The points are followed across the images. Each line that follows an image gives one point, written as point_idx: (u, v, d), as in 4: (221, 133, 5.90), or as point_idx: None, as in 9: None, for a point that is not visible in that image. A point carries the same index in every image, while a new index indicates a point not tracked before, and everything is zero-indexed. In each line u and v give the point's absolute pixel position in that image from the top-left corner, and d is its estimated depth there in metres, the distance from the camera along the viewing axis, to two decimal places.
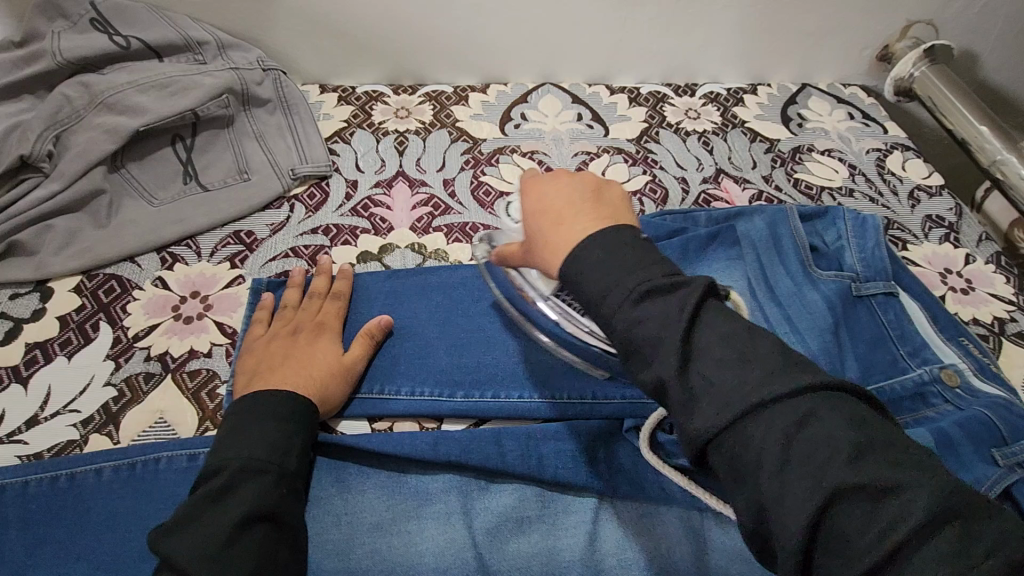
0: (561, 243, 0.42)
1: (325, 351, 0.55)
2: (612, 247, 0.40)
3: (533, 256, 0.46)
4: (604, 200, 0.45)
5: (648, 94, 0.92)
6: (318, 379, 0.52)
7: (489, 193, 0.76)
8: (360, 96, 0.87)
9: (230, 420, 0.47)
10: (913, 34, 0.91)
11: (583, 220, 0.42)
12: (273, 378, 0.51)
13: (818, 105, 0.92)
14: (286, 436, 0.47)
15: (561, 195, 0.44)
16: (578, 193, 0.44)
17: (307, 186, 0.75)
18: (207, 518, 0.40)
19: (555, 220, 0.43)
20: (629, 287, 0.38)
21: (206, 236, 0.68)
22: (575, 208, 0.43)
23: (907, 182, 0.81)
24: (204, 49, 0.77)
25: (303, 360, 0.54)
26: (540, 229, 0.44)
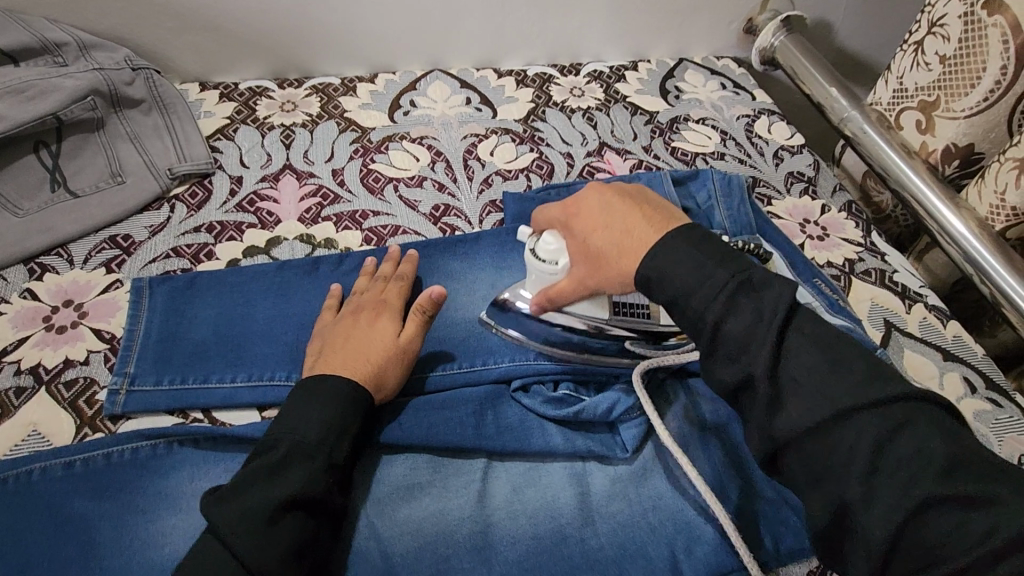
0: (637, 245, 0.45)
1: (382, 333, 0.55)
2: (682, 250, 0.43)
3: (601, 273, 0.48)
4: (653, 204, 0.49)
5: (534, 76, 0.95)
6: (359, 360, 0.52)
7: (379, 180, 0.77)
8: (243, 92, 0.86)
9: (296, 400, 0.48)
10: (772, 7, 0.99)
11: (654, 221, 0.45)
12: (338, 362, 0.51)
13: (693, 77, 0.98)
14: (337, 419, 0.47)
15: (602, 206, 0.48)
16: (624, 200, 0.48)
17: (189, 185, 0.74)
18: (255, 490, 0.42)
19: (621, 230, 0.46)
20: (721, 282, 0.41)
21: (79, 244, 0.66)
22: (635, 213, 0.46)
23: (772, 144, 0.88)
24: (63, 51, 0.73)
25: (360, 343, 0.53)
26: (610, 250, 0.47)
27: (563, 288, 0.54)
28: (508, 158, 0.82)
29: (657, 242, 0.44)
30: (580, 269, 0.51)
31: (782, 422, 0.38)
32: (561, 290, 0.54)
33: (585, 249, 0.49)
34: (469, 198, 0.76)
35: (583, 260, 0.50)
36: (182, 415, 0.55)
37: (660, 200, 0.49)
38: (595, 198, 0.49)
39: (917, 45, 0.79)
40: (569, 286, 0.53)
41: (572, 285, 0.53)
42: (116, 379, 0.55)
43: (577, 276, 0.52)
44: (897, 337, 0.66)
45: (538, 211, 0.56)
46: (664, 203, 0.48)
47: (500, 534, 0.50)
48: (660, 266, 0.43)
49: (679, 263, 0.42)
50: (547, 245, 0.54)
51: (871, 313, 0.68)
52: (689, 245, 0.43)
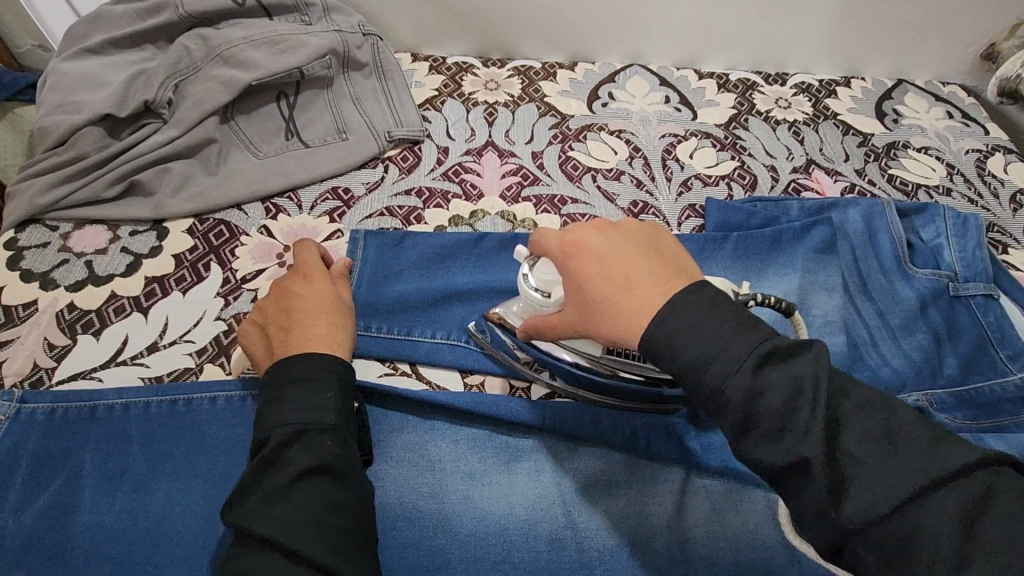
0: (638, 306, 0.38)
1: (319, 300, 0.53)
2: (690, 308, 0.37)
3: (599, 330, 0.42)
4: (666, 253, 0.42)
5: (737, 81, 0.91)
6: (317, 323, 0.51)
7: (577, 168, 0.76)
8: (450, 66, 0.88)
9: (272, 390, 0.45)
10: None
11: (657, 276, 0.39)
12: (301, 334, 0.50)
13: (914, 101, 0.90)
14: (313, 390, 0.45)
15: (602, 255, 0.41)
16: (632, 246, 0.41)
17: (401, 149, 0.77)
18: (263, 483, 0.40)
19: (623, 283, 0.39)
20: (739, 353, 0.35)
21: (306, 190, 0.71)
22: (642, 266, 0.40)
23: (1009, 186, 0.78)
24: (310, 10, 0.79)
25: (303, 312, 0.52)
26: (605, 295, 0.40)
27: (553, 325, 0.48)
28: (708, 163, 0.78)
29: (663, 306, 0.37)
30: (574, 313, 0.44)
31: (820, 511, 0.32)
32: (552, 327, 0.48)
33: (579, 294, 0.42)
34: (667, 199, 0.74)
35: (577, 305, 0.43)
36: (391, 366, 0.59)
37: (676, 248, 0.43)
38: (601, 242, 0.42)
39: None
40: (564, 325, 0.46)
41: (565, 324, 0.46)
42: None
43: (570, 319, 0.45)
44: None
45: (535, 236, 0.46)
46: (676, 254, 0.42)
47: (701, 552, 0.47)
48: (669, 334, 0.36)
49: (697, 324, 0.36)
50: (545, 271, 0.49)
51: None
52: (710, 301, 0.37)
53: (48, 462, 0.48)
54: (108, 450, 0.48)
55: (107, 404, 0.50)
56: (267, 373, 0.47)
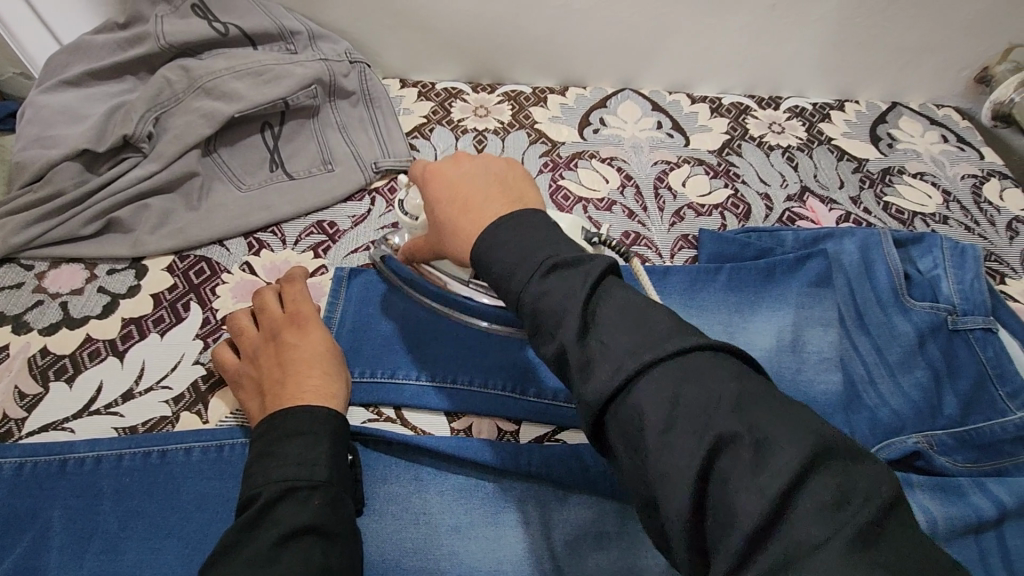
0: (471, 226, 0.42)
1: (311, 348, 0.52)
2: (507, 229, 0.39)
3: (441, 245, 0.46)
4: (507, 178, 0.45)
5: (730, 106, 0.90)
6: (310, 377, 0.50)
7: (568, 198, 0.75)
8: (439, 93, 0.87)
9: (260, 442, 0.44)
10: (1017, 57, 0.88)
11: (494, 202, 0.42)
12: (295, 387, 0.49)
13: (909, 125, 0.89)
14: (308, 446, 0.44)
15: (452, 182, 0.45)
16: (483, 175, 0.45)
17: (389, 180, 0.75)
18: (254, 538, 0.38)
19: (463, 205, 0.43)
20: (530, 267, 0.37)
21: (290, 224, 0.69)
22: (480, 191, 0.43)
23: (1005, 214, 0.78)
24: (296, 39, 0.77)
25: (298, 364, 0.51)
26: (449, 215, 0.44)
27: (420, 245, 0.53)
28: (700, 191, 0.77)
29: (489, 226, 0.41)
30: (431, 235, 0.49)
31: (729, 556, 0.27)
32: (416, 247, 0.55)
33: (432, 219, 0.46)
34: (659, 229, 0.73)
35: (432, 227, 0.47)
36: (376, 411, 0.57)
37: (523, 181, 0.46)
38: (452, 172, 0.45)
39: None
40: (425, 245, 0.52)
41: (423, 243, 0.52)
42: None
43: (430, 241, 0.50)
44: None
45: (412, 165, 0.50)
46: (517, 184, 0.45)
47: None
48: (494, 248, 0.39)
49: (514, 247, 0.38)
50: (413, 201, 0.58)
51: None
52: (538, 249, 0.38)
53: (14, 521, 0.46)
54: (78, 508, 0.47)
55: (78, 458, 0.49)
56: (258, 425, 0.46)
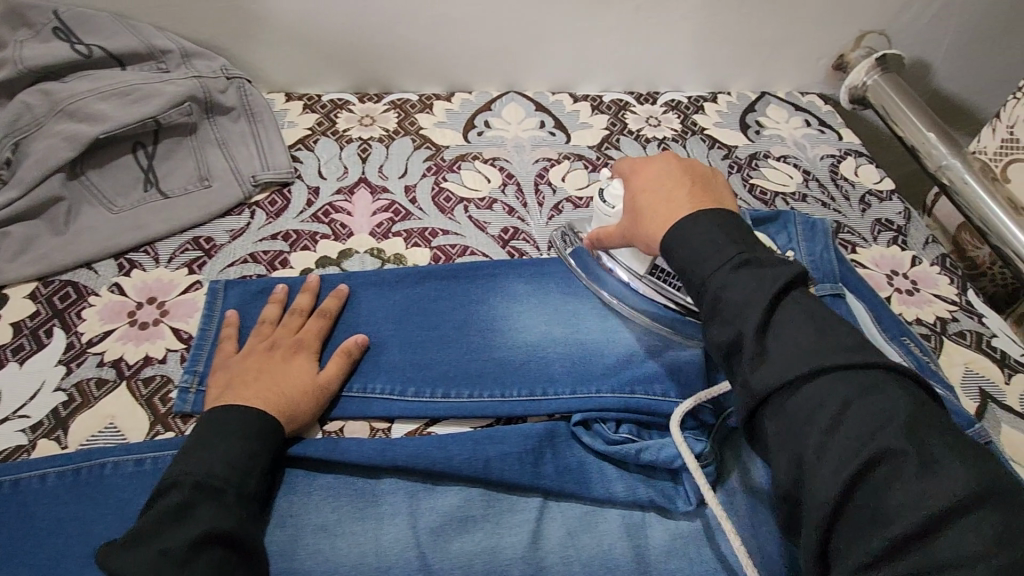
0: (660, 218, 0.49)
1: (299, 369, 0.55)
2: (709, 228, 0.46)
3: (635, 231, 0.53)
4: (713, 186, 0.52)
5: (610, 103, 0.94)
6: (260, 397, 0.51)
7: (450, 200, 0.77)
8: (325, 104, 0.88)
9: (196, 441, 0.47)
10: (867, 43, 0.95)
11: (690, 197, 0.49)
12: (238, 399, 0.51)
13: (775, 112, 0.95)
14: (245, 454, 0.47)
15: (668, 177, 0.52)
16: (663, 174, 0.53)
17: (269, 193, 0.76)
18: (167, 531, 0.41)
19: (666, 199, 0.50)
20: (722, 258, 0.44)
21: (165, 242, 0.69)
22: (684, 187, 0.51)
23: (859, 187, 0.84)
24: (167, 58, 0.77)
25: (263, 382, 0.53)
26: (646, 207, 0.52)
27: (609, 235, 0.59)
28: (579, 185, 0.81)
29: (687, 213, 0.48)
30: (623, 221, 0.55)
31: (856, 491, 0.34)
32: (608, 236, 0.59)
33: (632, 202, 0.54)
34: (538, 223, 0.76)
35: (626, 212, 0.55)
36: None
37: (722, 187, 0.53)
38: (660, 168, 0.53)
39: None
40: (616, 232, 0.57)
41: (616, 234, 0.58)
42: (187, 377, 0.57)
43: (620, 228, 0.56)
44: (994, 410, 0.62)
45: (615, 161, 0.59)
46: (709, 180, 0.53)
47: None
48: (676, 243, 0.47)
49: (688, 240, 0.46)
50: (613, 189, 0.59)
51: (966, 381, 0.64)
52: (717, 228, 0.46)
53: None
54: None
55: None
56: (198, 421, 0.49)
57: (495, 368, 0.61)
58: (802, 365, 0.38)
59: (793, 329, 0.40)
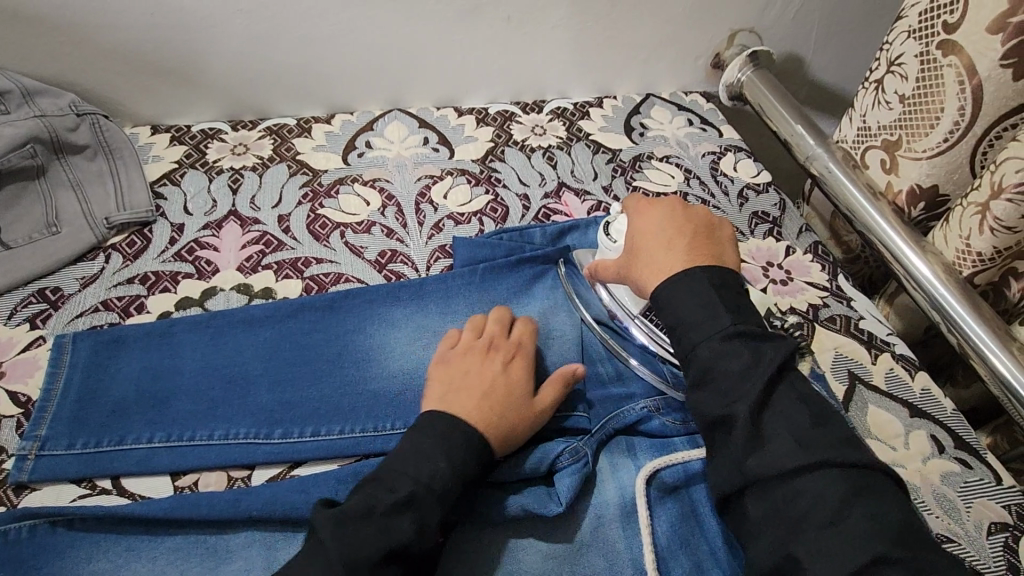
0: (665, 265, 0.54)
1: (515, 381, 0.56)
2: (701, 288, 0.52)
3: (633, 271, 0.58)
4: (713, 238, 0.58)
5: (496, 114, 0.94)
6: (481, 407, 0.52)
7: (325, 226, 0.74)
8: (195, 135, 0.84)
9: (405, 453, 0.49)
10: (739, 42, 0.97)
11: (691, 253, 0.55)
12: (455, 404, 0.52)
13: (659, 113, 0.97)
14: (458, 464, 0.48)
15: (666, 219, 0.58)
16: (670, 223, 0.57)
17: (127, 235, 0.71)
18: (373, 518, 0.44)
19: (664, 246, 0.55)
20: (721, 327, 0.49)
21: (6, 297, 0.64)
22: (685, 239, 0.56)
23: (737, 182, 0.86)
24: (6, 99, 0.71)
25: (466, 387, 0.54)
26: (648, 254, 0.56)
27: (604, 270, 0.63)
28: (462, 200, 0.79)
29: (681, 270, 0.53)
30: (621, 259, 0.60)
31: (755, 464, 0.44)
32: (603, 270, 0.63)
33: (631, 242, 0.59)
34: (417, 244, 0.74)
35: (626, 253, 0.59)
36: (89, 486, 0.53)
37: (722, 233, 0.59)
38: (664, 211, 0.58)
39: (877, 83, 0.76)
40: (612, 267, 0.62)
41: (613, 270, 0.62)
42: (25, 445, 0.54)
43: (617, 263, 0.61)
44: (863, 391, 0.63)
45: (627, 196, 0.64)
46: (708, 233, 0.58)
47: None
48: (670, 295, 0.52)
49: (698, 296, 0.51)
50: (619, 226, 0.62)
51: (836, 365, 0.65)
52: (712, 287, 0.51)
53: None
54: None
55: None
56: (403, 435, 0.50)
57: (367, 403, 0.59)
58: (706, 337, 0.49)
59: (685, 300, 0.51)
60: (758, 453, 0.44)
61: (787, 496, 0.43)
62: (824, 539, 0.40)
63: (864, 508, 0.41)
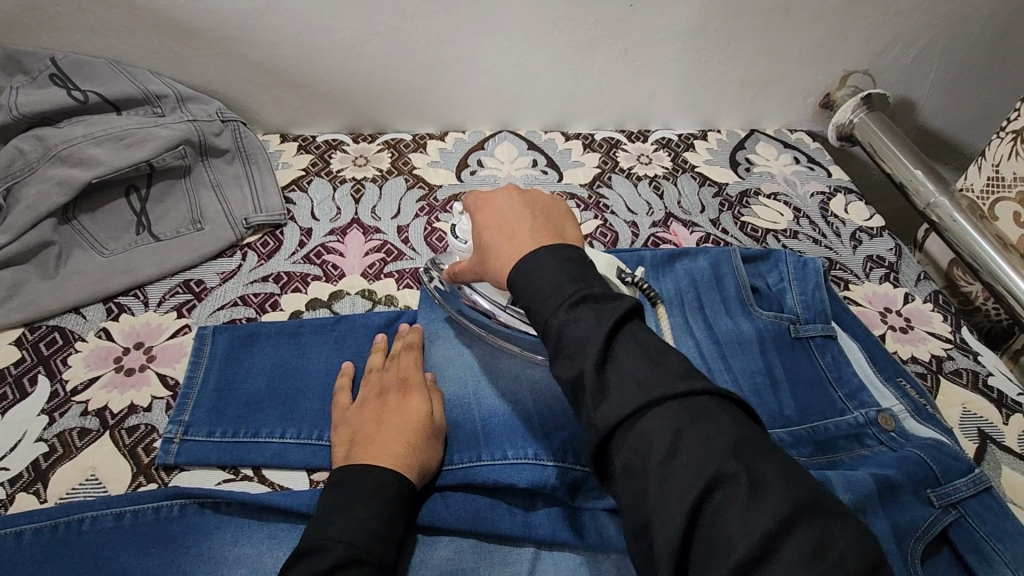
0: (510, 249, 0.47)
1: (494, 225, 0.50)
2: (548, 261, 0.43)
3: (484, 266, 0.51)
4: (551, 217, 0.50)
5: (602, 141, 0.95)
6: (496, 254, 0.49)
7: (442, 240, 0.77)
8: (320, 145, 0.90)
9: (335, 498, 0.45)
10: (851, 83, 0.97)
11: (533, 232, 0.47)
12: (497, 264, 0.48)
13: (765, 149, 0.96)
14: (361, 497, 0.45)
15: (504, 209, 0.50)
16: (523, 210, 0.50)
17: (261, 235, 0.76)
18: (328, 517, 0.44)
19: (508, 234, 0.48)
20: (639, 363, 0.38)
21: (154, 285, 0.69)
22: (527, 222, 0.48)
23: (850, 224, 0.84)
24: (162, 102, 0.78)
25: (503, 233, 0.49)
26: (494, 241, 0.49)
27: (464, 269, 0.57)
28: None
29: (527, 251, 0.46)
30: (474, 257, 0.54)
31: (657, 463, 0.34)
32: (460, 271, 0.58)
33: (479, 240, 0.51)
34: None
35: (476, 249, 0.53)
36: (233, 471, 0.55)
37: (567, 222, 0.51)
38: (501, 201, 0.51)
39: (1016, 134, 0.74)
40: (467, 268, 0.56)
41: (470, 269, 0.56)
42: (172, 427, 0.56)
43: (473, 262, 0.55)
44: (995, 452, 0.61)
45: (467, 197, 0.56)
46: (563, 225, 0.50)
47: None
48: (527, 275, 0.44)
49: (547, 281, 0.42)
50: (464, 226, 0.64)
51: (963, 422, 0.63)
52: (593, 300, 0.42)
53: None
54: None
55: None
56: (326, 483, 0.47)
57: (475, 417, 0.58)
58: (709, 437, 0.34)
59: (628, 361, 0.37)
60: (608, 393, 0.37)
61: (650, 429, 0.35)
62: (680, 470, 0.33)
63: (760, 478, 0.32)
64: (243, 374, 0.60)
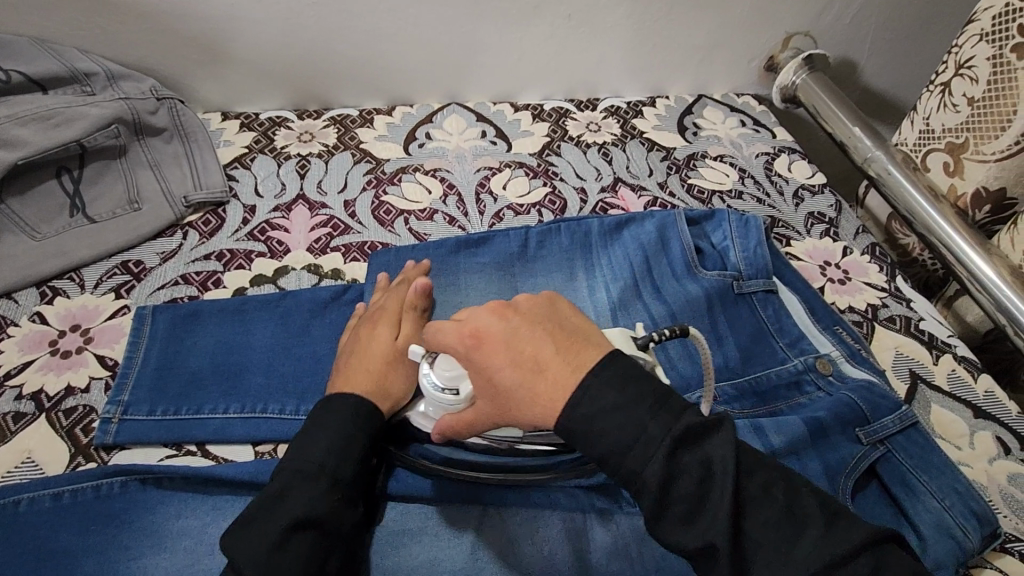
0: (557, 389, 0.40)
1: (502, 361, 0.42)
2: (608, 395, 0.39)
3: (508, 414, 0.42)
4: (568, 324, 0.44)
5: (551, 110, 0.95)
6: (547, 393, 0.40)
7: (390, 212, 0.77)
8: (263, 122, 0.88)
9: (313, 417, 0.49)
10: (794, 45, 0.98)
11: (567, 361, 0.41)
12: (541, 407, 0.40)
13: (711, 114, 0.97)
14: (337, 422, 0.48)
15: (506, 338, 0.42)
16: (536, 329, 0.42)
17: (202, 213, 0.75)
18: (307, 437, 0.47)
19: (533, 367, 0.41)
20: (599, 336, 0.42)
21: (91, 268, 0.68)
22: (546, 341, 0.41)
23: (792, 183, 0.86)
24: (92, 81, 0.75)
25: (524, 364, 0.41)
26: (517, 381, 0.41)
27: (467, 422, 0.46)
28: (520, 192, 0.81)
29: (576, 387, 0.40)
30: (483, 404, 0.44)
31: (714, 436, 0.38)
32: (464, 424, 0.46)
33: (489, 382, 0.43)
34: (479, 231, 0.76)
35: (486, 396, 0.44)
36: (177, 447, 0.55)
37: (578, 319, 0.45)
38: (496, 326, 0.43)
39: (944, 86, 0.77)
40: (477, 420, 0.45)
41: (477, 418, 0.46)
42: (110, 408, 0.55)
43: (484, 411, 0.45)
44: (924, 389, 0.63)
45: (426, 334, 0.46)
46: (580, 325, 0.44)
47: None
48: (587, 421, 0.39)
49: (616, 408, 0.39)
50: (444, 369, 0.48)
51: (896, 364, 0.65)
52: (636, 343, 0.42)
53: None
54: None
55: None
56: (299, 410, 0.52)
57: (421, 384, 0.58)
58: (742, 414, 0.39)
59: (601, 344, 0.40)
60: (696, 522, 0.38)
61: (759, 491, 0.38)
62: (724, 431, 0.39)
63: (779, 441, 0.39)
64: (182, 353, 0.59)
